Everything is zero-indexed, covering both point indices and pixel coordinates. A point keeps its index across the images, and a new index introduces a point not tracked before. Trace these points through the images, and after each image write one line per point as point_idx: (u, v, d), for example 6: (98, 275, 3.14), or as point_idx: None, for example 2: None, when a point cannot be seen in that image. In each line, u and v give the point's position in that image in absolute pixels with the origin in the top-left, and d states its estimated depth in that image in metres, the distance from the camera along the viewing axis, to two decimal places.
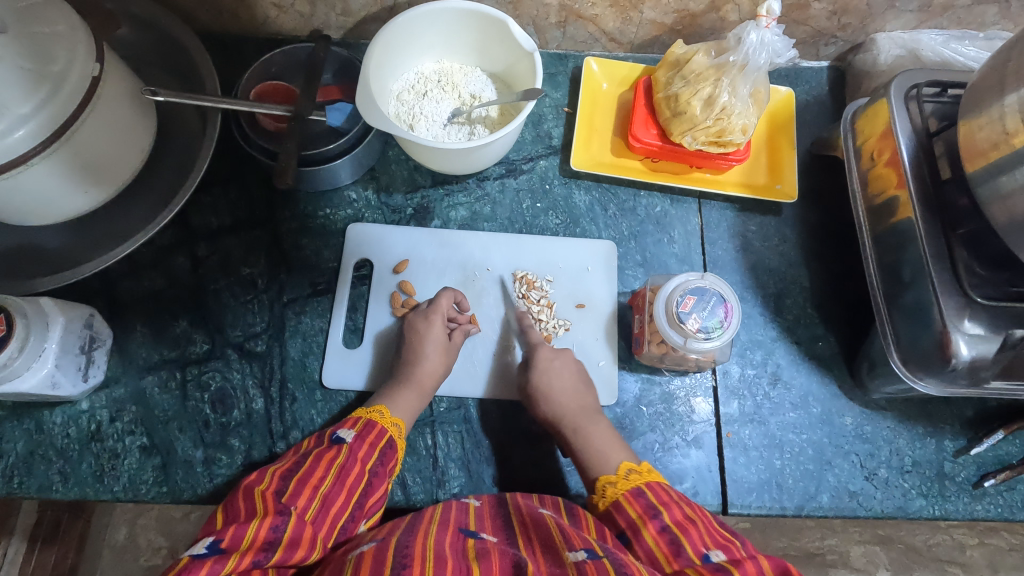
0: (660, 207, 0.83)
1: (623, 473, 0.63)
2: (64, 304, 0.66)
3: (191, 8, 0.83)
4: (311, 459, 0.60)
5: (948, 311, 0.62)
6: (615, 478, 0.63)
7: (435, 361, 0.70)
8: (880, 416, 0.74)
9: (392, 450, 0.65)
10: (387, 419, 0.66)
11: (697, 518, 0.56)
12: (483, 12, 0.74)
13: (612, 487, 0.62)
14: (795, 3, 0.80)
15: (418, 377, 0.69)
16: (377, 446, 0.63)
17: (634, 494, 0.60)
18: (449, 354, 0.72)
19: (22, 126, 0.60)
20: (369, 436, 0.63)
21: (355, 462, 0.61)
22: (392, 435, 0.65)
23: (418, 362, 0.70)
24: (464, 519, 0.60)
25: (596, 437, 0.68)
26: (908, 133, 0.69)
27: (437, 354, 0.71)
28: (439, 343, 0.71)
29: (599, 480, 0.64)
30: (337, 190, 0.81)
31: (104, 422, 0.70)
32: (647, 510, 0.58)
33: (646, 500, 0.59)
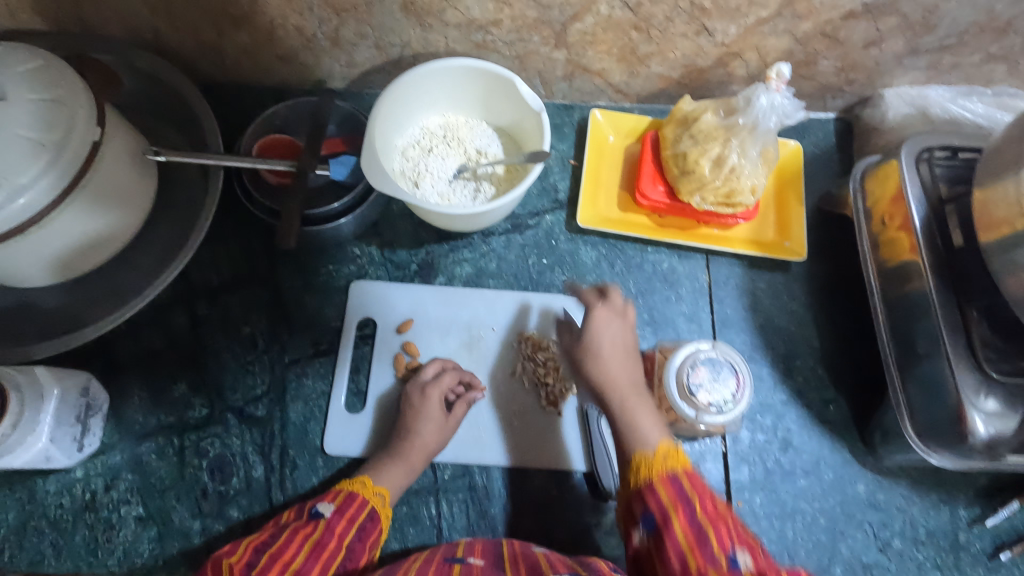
0: (667, 264, 0.82)
1: (659, 454, 0.56)
2: (59, 373, 0.64)
3: (194, 59, 0.82)
4: (287, 532, 0.58)
5: (966, 388, 0.61)
6: (652, 457, 0.56)
7: (427, 438, 0.68)
8: (893, 483, 0.73)
9: (373, 523, 0.62)
10: (369, 489, 0.64)
11: (728, 514, 0.52)
12: (491, 71, 0.73)
13: (648, 462, 0.56)
14: (804, 59, 0.79)
15: (407, 452, 0.67)
16: (355, 521, 0.61)
17: (669, 480, 0.54)
18: (443, 430, 0.69)
19: (24, 195, 0.59)
20: (348, 510, 0.61)
21: (332, 534, 0.59)
22: (374, 506, 0.63)
23: (411, 438, 0.68)
24: (452, 550, 0.63)
25: (644, 425, 0.59)
26: (921, 199, 0.68)
27: (429, 430, 0.69)
28: (434, 419, 0.69)
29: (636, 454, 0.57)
30: (340, 246, 0.80)
31: (99, 491, 0.68)
32: (678, 499, 0.53)
33: (679, 487, 0.54)
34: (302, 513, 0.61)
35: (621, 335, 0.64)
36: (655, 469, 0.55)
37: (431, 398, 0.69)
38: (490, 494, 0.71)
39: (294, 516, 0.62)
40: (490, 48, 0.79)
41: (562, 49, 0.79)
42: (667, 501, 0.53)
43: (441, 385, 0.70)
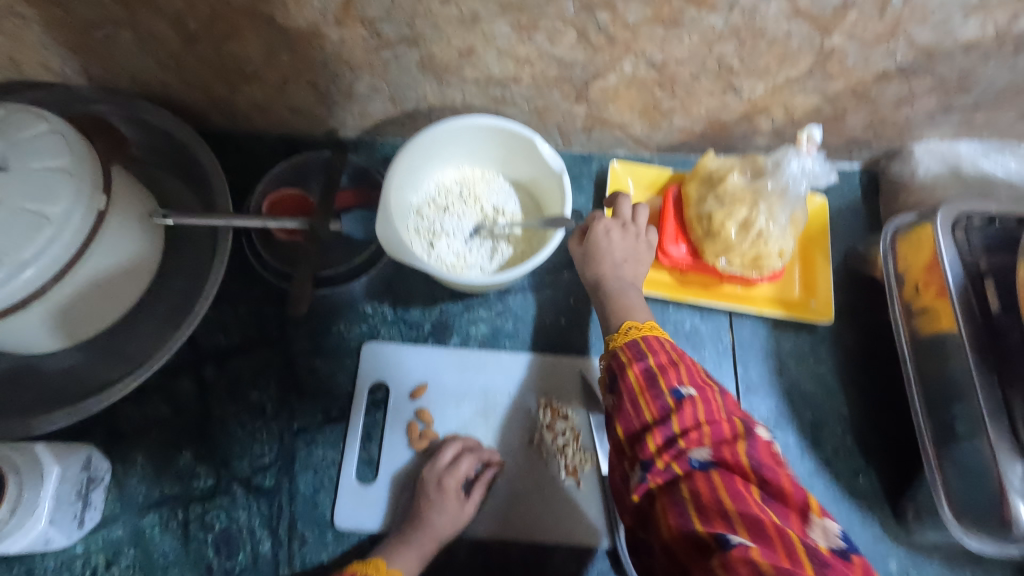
0: (690, 324, 0.79)
1: (623, 330, 0.63)
2: (60, 448, 0.62)
3: (202, 111, 0.80)
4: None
5: (1009, 473, 0.59)
6: (641, 324, 0.62)
7: (443, 525, 0.65)
8: (927, 560, 0.70)
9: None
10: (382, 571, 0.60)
11: (679, 360, 0.57)
12: (510, 130, 0.71)
13: (633, 330, 0.62)
14: (832, 116, 0.77)
15: (424, 536, 0.64)
16: None
17: (651, 340, 0.59)
18: (461, 515, 0.66)
19: (28, 269, 0.56)
20: None
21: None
22: None
23: (424, 524, 0.64)
24: None
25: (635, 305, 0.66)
26: (958, 269, 0.66)
27: (446, 514, 0.65)
28: (449, 514, 0.65)
29: (622, 324, 0.64)
30: (352, 304, 0.77)
31: (100, 568, 0.66)
32: (636, 353, 0.58)
33: (636, 347, 0.59)
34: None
35: (633, 250, 0.69)
36: (638, 333, 0.61)
37: (450, 482, 0.66)
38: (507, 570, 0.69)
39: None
40: (508, 102, 0.77)
41: (583, 104, 0.76)
42: (630, 363, 0.57)
43: (461, 466, 0.68)
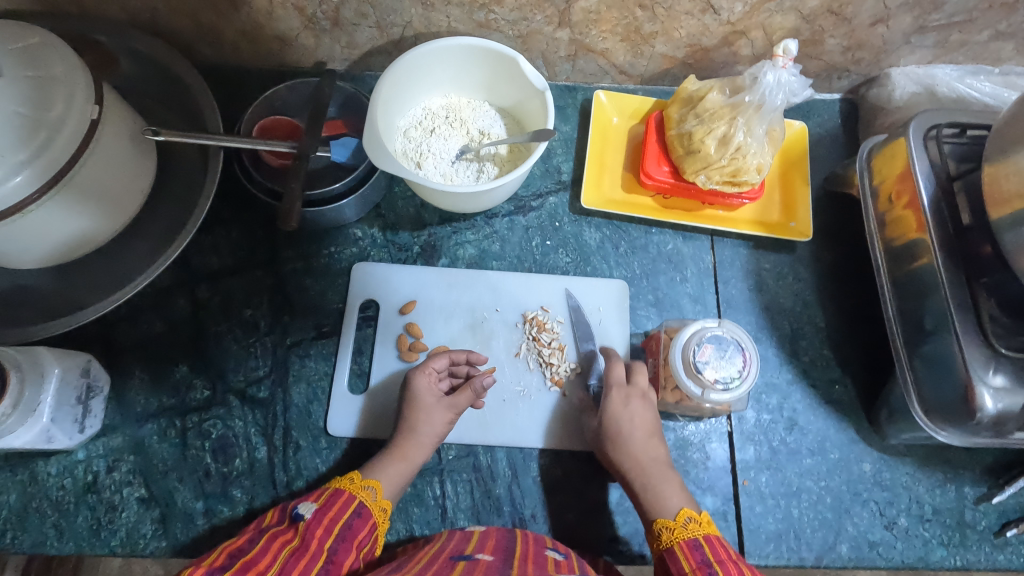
0: (672, 245, 0.81)
1: (656, 532, 0.62)
2: (60, 353, 0.64)
3: (192, 41, 0.81)
4: (267, 538, 0.56)
5: (974, 363, 0.61)
6: (673, 524, 0.62)
7: (421, 425, 0.67)
8: (899, 462, 0.73)
9: (360, 518, 0.61)
10: (357, 485, 0.63)
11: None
12: (494, 49, 0.72)
13: (668, 533, 0.61)
14: (810, 38, 0.78)
15: (401, 445, 0.66)
16: (338, 521, 0.59)
17: (691, 546, 0.59)
18: (437, 414, 0.68)
19: (21, 173, 0.58)
20: (331, 509, 0.60)
21: (314, 530, 0.57)
22: (363, 501, 0.62)
23: (405, 429, 0.67)
24: (462, 547, 0.61)
25: (669, 494, 0.64)
26: (929, 175, 0.67)
27: (423, 415, 0.68)
28: (428, 417, 0.68)
29: (655, 522, 0.63)
30: (342, 228, 0.79)
31: (101, 473, 0.68)
32: (701, 566, 0.57)
33: (701, 556, 0.58)
34: (285, 515, 0.60)
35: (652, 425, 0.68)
36: (675, 538, 0.60)
37: (422, 381, 0.69)
38: (494, 475, 0.71)
39: (276, 519, 0.60)
40: (492, 27, 0.78)
41: (566, 29, 0.78)
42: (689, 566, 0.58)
43: (433, 365, 0.70)
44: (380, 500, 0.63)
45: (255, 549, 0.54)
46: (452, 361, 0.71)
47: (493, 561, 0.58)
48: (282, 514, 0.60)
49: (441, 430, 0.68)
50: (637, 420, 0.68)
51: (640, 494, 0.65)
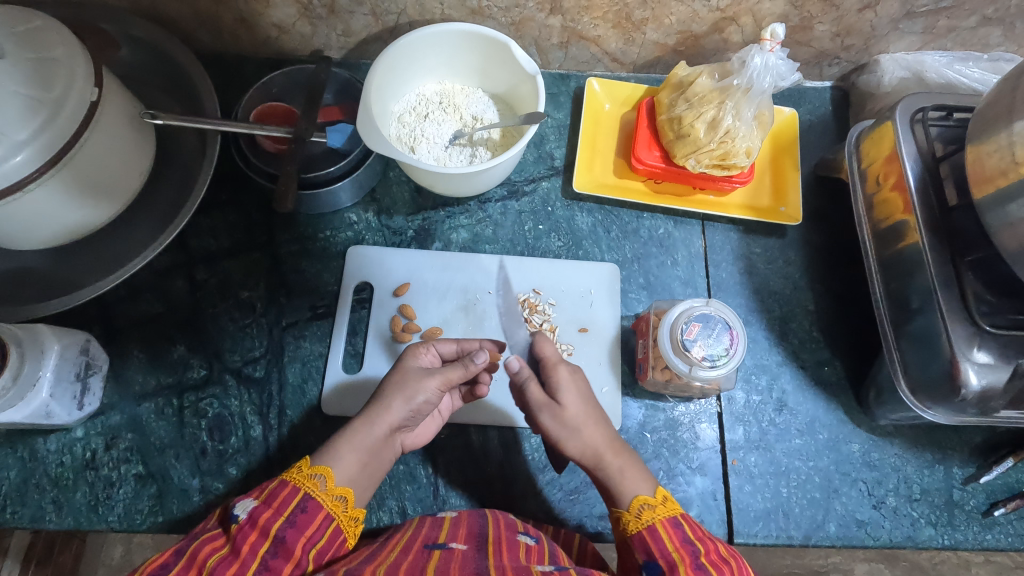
0: (663, 229, 0.82)
1: (636, 509, 0.60)
2: (59, 330, 0.65)
3: (192, 29, 0.83)
4: (192, 549, 0.51)
5: (958, 340, 0.61)
6: (654, 502, 0.60)
7: (392, 394, 0.64)
8: (888, 442, 0.73)
9: (306, 513, 0.55)
10: (303, 475, 0.57)
11: (732, 557, 0.57)
12: (486, 34, 0.73)
13: (649, 510, 0.60)
14: (799, 24, 0.79)
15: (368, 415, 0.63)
16: (283, 512, 0.54)
17: (672, 524, 0.59)
18: (413, 382, 0.64)
19: (21, 152, 0.60)
20: (273, 502, 0.54)
21: (248, 535, 0.52)
22: (310, 492, 0.56)
23: (377, 400, 0.64)
24: (434, 534, 0.61)
25: (628, 477, 0.63)
26: (915, 157, 0.68)
27: (401, 380, 0.65)
28: (405, 391, 0.64)
29: (634, 500, 0.61)
30: (337, 212, 0.80)
31: (99, 450, 0.69)
32: (685, 545, 0.57)
33: (683, 534, 0.58)
34: (224, 517, 0.55)
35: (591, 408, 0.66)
36: (657, 515, 0.59)
37: (415, 352, 0.67)
38: (485, 454, 0.72)
39: (217, 520, 0.55)
40: (485, 15, 0.79)
41: (558, 16, 0.79)
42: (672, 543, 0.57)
43: (436, 345, 0.69)
44: (332, 489, 0.57)
45: (179, 563, 0.49)
46: (459, 348, 0.70)
47: (467, 550, 0.57)
48: (225, 513, 0.55)
49: (412, 402, 0.64)
50: (576, 410, 0.65)
51: (609, 480, 0.63)
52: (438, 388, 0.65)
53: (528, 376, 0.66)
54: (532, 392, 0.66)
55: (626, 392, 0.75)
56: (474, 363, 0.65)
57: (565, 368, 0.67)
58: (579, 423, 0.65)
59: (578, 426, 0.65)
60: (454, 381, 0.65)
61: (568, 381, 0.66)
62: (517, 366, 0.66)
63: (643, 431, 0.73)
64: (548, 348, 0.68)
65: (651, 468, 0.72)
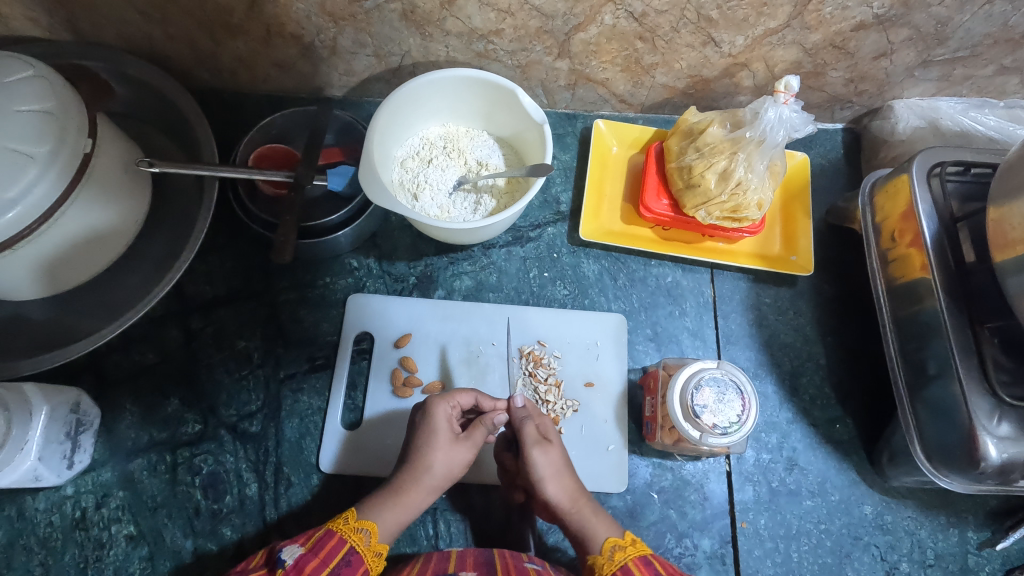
0: (671, 278, 0.80)
1: (607, 551, 0.59)
2: (49, 389, 0.63)
3: (189, 67, 0.81)
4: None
5: (978, 411, 0.59)
6: (623, 541, 0.60)
7: (431, 453, 0.63)
8: (901, 504, 0.72)
9: (349, 566, 0.55)
10: (349, 526, 0.58)
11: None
12: (492, 81, 0.71)
13: (619, 550, 0.59)
14: (812, 71, 0.77)
15: (411, 477, 0.62)
16: (328, 562, 0.54)
17: (642, 562, 0.58)
18: (453, 448, 0.63)
19: (12, 209, 0.57)
20: (321, 550, 0.55)
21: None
22: (354, 546, 0.57)
23: (415, 461, 0.63)
24: (444, 565, 0.62)
25: (596, 522, 0.62)
26: (931, 215, 0.66)
27: (435, 442, 0.63)
28: (446, 456, 0.63)
29: (606, 542, 0.60)
30: (337, 258, 0.78)
31: (89, 509, 0.67)
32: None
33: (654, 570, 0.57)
34: (269, 559, 0.55)
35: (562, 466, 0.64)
36: (628, 555, 0.58)
37: (443, 405, 0.64)
38: (488, 515, 0.70)
39: (260, 562, 0.55)
40: (491, 57, 0.77)
41: (565, 59, 0.77)
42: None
43: (458, 397, 0.65)
44: (374, 545, 0.58)
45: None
46: (478, 403, 0.67)
47: None
48: (267, 556, 0.56)
49: (452, 466, 0.63)
50: (557, 455, 0.64)
51: (583, 525, 0.62)
52: (473, 454, 0.64)
53: (527, 417, 0.65)
54: (528, 431, 0.64)
55: (633, 449, 0.73)
56: (499, 424, 0.65)
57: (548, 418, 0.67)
58: (557, 472, 0.63)
59: (559, 471, 0.64)
60: (481, 446, 0.65)
61: (554, 429, 0.67)
62: (517, 405, 0.66)
63: (650, 491, 0.71)
64: (531, 399, 0.68)
65: (659, 530, 0.70)
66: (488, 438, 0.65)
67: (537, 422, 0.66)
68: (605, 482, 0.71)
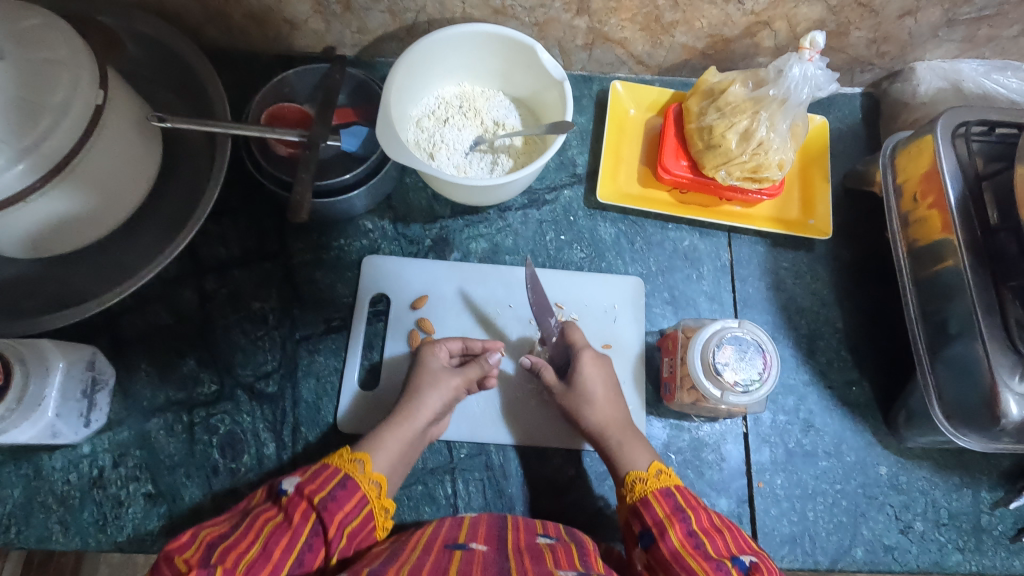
0: (688, 242, 0.80)
1: (631, 483, 0.62)
2: (65, 346, 0.63)
3: (197, 23, 0.79)
4: (248, 520, 0.51)
5: (1000, 368, 0.59)
6: (647, 475, 0.62)
7: (426, 389, 0.65)
8: (916, 465, 0.72)
9: (346, 491, 0.55)
10: (345, 458, 0.58)
11: (724, 527, 0.58)
12: (510, 36, 0.70)
13: (641, 483, 0.61)
14: (835, 30, 0.76)
15: (406, 422, 0.63)
16: (327, 486, 0.55)
17: (663, 494, 0.60)
18: (444, 379, 0.66)
19: (23, 160, 0.56)
20: (320, 477, 0.55)
21: (299, 503, 0.53)
22: (350, 473, 0.57)
23: (410, 394, 0.65)
24: (454, 534, 0.60)
25: (636, 452, 0.64)
26: (956, 174, 0.65)
27: (430, 377, 0.66)
28: (439, 393, 0.65)
29: (627, 474, 0.62)
30: (352, 220, 0.77)
31: (107, 468, 0.67)
32: (676, 511, 0.58)
33: (674, 502, 0.59)
34: (270, 493, 0.55)
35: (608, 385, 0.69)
36: (649, 487, 0.60)
37: (433, 350, 0.68)
38: (505, 475, 0.70)
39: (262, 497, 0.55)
40: (508, 14, 0.75)
41: (584, 17, 0.75)
42: (669, 520, 0.57)
43: (448, 342, 0.69)
44: (370, 474, 0.58)
45: (235, 532, 0.50)
46: (466, 345, 0.70)
47: (488, 551, 0.56)
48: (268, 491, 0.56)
49: (445, 399, 0.65)
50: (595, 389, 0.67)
51: (615, 453, 0.65)
52: (461, 385, 0.67)
53: (542, 364, 0.69)
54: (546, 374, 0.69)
55: (651, 411, 0.73)
56: (493, 364, 0.68)
57: (590, 352, 0.69)
58: (594, 398, 0.67)
59: (592, 403, 0.67)
60: (472, 379, 0.68)
61: (594, 363, 0.69)
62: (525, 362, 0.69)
63: (667, 452, 0.72)
64: (576, 332, 0.71)
65: None
66: (478, 374, 0.69)
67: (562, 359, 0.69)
68: None
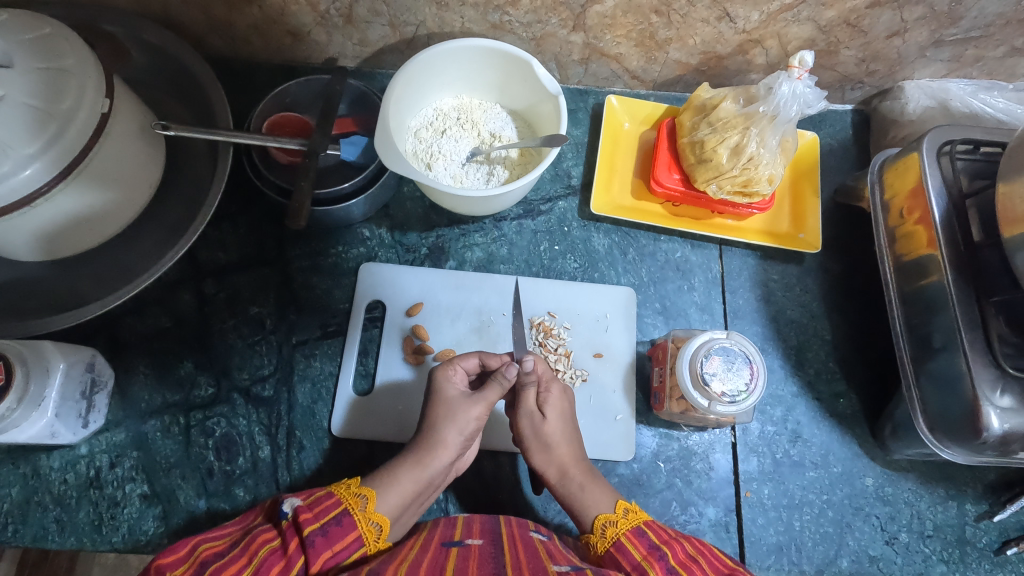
0: (680, 253, 0.81)
1: (599, 529, 0.60)
2: (66, 347, 0.64)
3: (202, 34, 0.80)
4: (246, 540, 0.52)
5: (982, 382, 0.60)
6: (615, 517, 0.60)
7: (443, 424, 0.63)
8: (902, 477, 0.73)
9: (341, 527, 0.54)
10: (349, 492, 0.57)
11: (699, 554, 0.57)
12: (507, 51, 0.71)
13: (611, 526, 0.59)
14: (825, 49, 0.77)
15: (434, 458, 0.62)
16: (321, 518, 0.53)
17: (636, 533, 0.58)
18: (462, 412, 0.63)
19: (30, 166, 0.57)
20: (318, 507, 0.54)
21: (293, 532, 0.52)
22: (348, 509, 0.56)
23: (428, 432, 0.63)
24: (450, 533, 0.61)
25: (592, 500, 0.62)
26: (941, 192, 0.66)
27: (446, 411, 0.64)
28: (461, 428, 0.63)
29: (597, 518, 0.61)
30: (349, 228, 0.78)
31: (103, 468, 0.68)
32: (651, 550, 0.56)
33: (648, 541, 0.57)
34: (272, 515, 0.55)
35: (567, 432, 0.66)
36: (619, 530, 0.59)
37: (448, 374, 0.66)
38: (497, 481, 0.71)
39: (264, 519, 0.55)
40: (506, 29, 0.77)
41: (580, 32, 0.76)
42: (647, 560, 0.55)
43: (461, 363, 0.67)
44: (371, 514, 0.57)
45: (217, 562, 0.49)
46: (483, 363, 0.68)
47: (483, 546, 0.57)
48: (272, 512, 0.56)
49: (467, 431, 0.63)
50: (556, 427, 0.66)
51: (572, 496, 0.63)
52: (483, 414, 0.64)
53: (534, 380, 0.66)
54: (528, 397, 0.66)
55: (640, 419, 0.74)
56: (508, 378, 0.65)
57: (558, 386, 0.68)
58: (557, 441, 0.65)
59: (553, 443, 0.65)
60: (494, 403, 0.65)
61: (560, 398, 0.67)
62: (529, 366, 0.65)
63: (656, 460, 0.73)
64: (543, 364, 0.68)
65: (664, 498, 0.71)
66: (500, 393, 0.65)
67: (541, 387, 0.67)
68: (613, 450, 0.72)
